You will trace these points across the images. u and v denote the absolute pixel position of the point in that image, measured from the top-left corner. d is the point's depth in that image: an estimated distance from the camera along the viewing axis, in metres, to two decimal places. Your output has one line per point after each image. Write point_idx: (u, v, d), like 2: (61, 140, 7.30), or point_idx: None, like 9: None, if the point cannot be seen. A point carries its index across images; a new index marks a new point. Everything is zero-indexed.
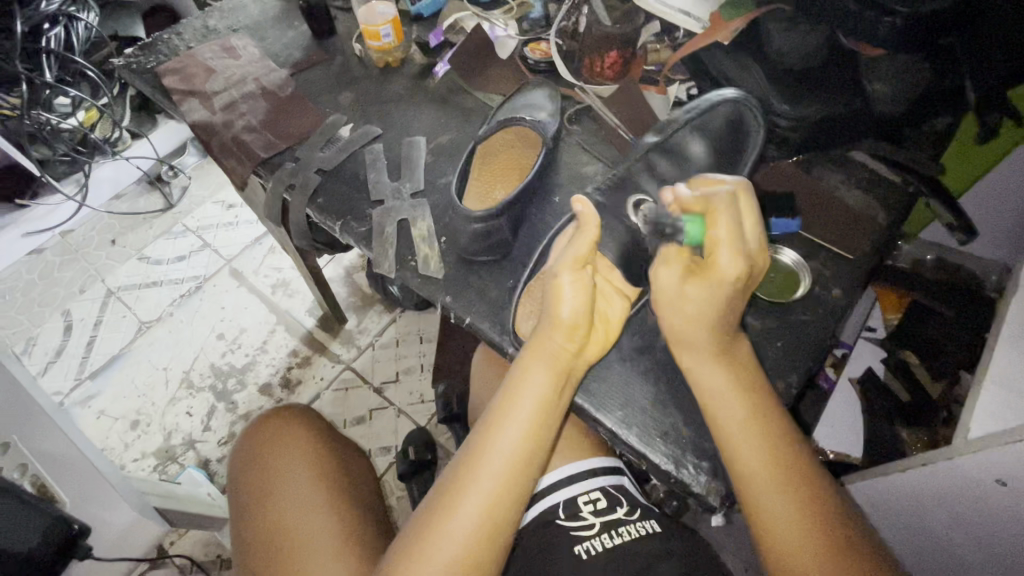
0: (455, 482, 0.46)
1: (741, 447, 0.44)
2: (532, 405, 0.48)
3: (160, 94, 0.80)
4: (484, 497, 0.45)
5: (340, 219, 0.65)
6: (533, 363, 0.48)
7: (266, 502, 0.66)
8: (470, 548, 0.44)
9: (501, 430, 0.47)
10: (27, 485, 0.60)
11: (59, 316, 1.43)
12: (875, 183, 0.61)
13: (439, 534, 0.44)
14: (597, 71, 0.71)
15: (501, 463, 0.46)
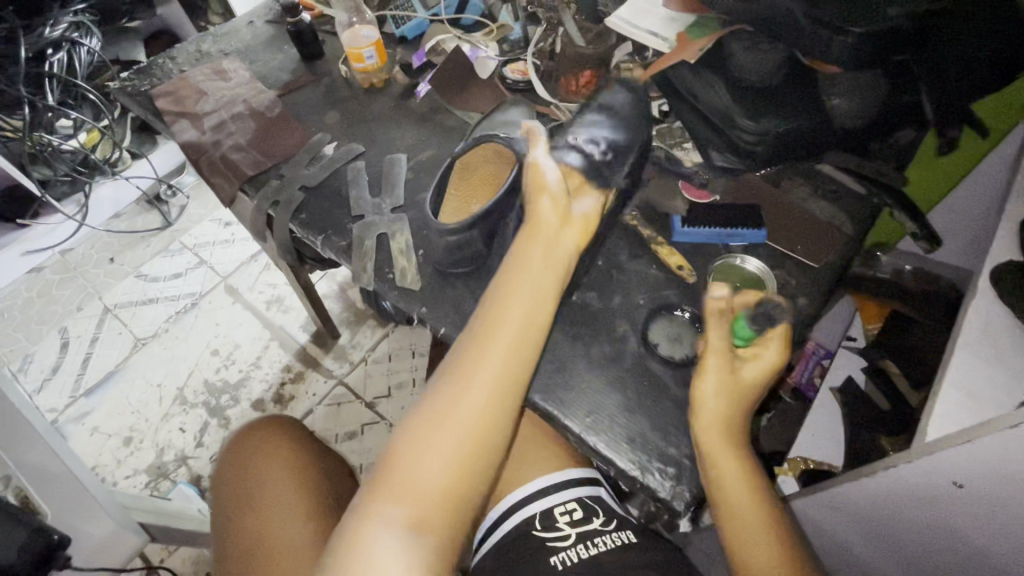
0: (423, 436, 0.45)
1: (735, 496, 0.46)
2: (498, 364, 0.47)
3: (152, 115, 0.82)
4: (451, 455, 0.44)
5: (321, 234, 0.67)
6: (500, 321, 0.49)
7: (250, 510, 0.68)
8: (460, 468, 0.44)
9: (490, 354, 0.48)
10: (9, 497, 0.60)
11: (55, 334, 1.45)
12: (840, 195, 0.63)
13: (432, 454, 0.44)
14: (572, 89, 0.75)
15: (467, 419, 0.45)
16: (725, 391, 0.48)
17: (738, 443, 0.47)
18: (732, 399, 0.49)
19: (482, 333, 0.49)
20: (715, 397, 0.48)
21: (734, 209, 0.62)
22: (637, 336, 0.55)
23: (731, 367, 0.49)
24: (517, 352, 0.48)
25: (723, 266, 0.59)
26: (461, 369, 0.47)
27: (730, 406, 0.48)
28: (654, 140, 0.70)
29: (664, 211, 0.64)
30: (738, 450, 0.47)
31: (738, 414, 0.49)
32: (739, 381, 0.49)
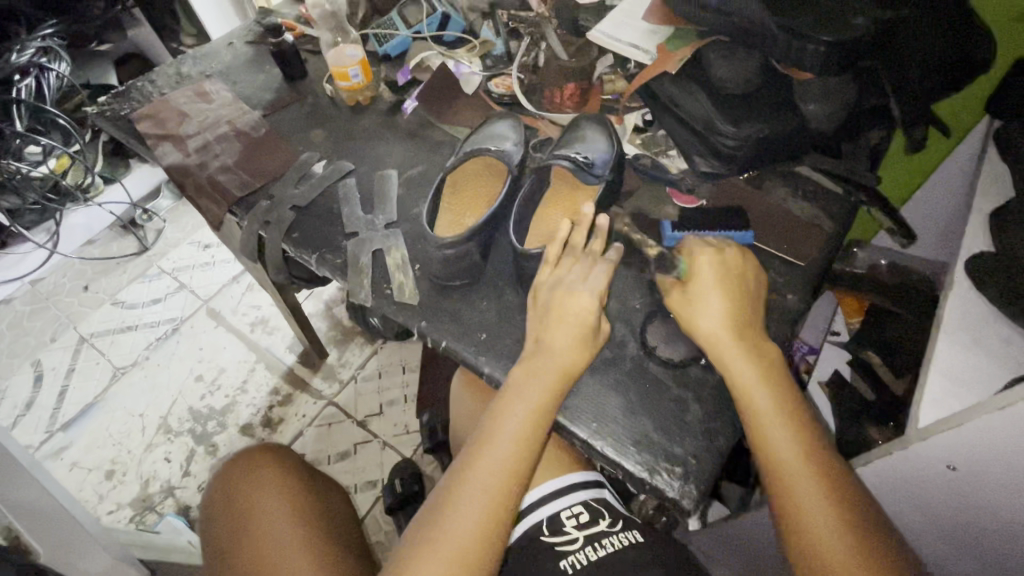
0: (445, 498, 0.48)
1: (787, 465, 0.45)
2: (514, 435, 0.50)
3: (133, 139, 0.81)
4: (471, 515, 0.47)
5: (315, 252, 0.67)
6: (510, 404, 0.51)
7: (244, 544, 0.65)
8: (482, 519, 0.47)
9: (512, 409, 0.50)
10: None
11: (29, 367, 1.40)
12: (820, 194, 0.65)
13: (456, 504, 0.47)
14: (558, 101, 0.77)
15: (494, 473, 0.48)
16: (745, 350, 0.49)
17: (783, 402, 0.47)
18: (764, 362, 0.49)
19: (505, 403, 0.51)
20: (741, 360, 0.49)
21: (721, 213, 0.64)
22: (636, 339, 0.57)
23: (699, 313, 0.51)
24: (534, 422, 0.50)
25: None
26: (490, 424, 0.51)
27: (757, 368, 0.48)
28: (639, 148, 0.72)
29: (654, 216, 0.65)
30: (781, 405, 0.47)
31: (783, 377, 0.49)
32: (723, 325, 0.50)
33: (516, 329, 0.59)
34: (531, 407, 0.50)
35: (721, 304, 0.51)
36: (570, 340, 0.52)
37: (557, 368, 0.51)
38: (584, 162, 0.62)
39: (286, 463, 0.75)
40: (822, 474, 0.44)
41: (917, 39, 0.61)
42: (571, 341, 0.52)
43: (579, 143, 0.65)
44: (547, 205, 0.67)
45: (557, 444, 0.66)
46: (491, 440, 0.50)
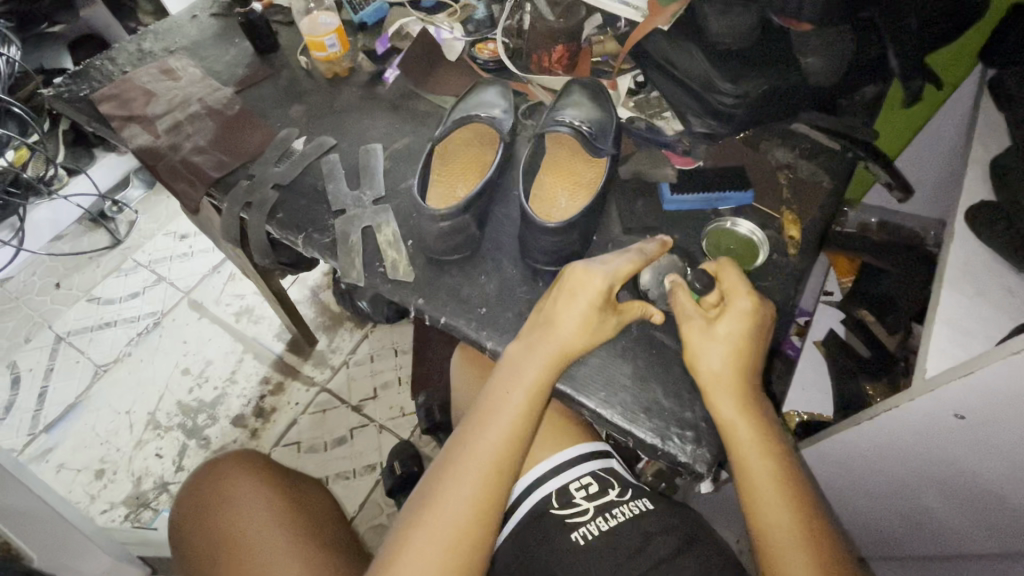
0: (436, 481, 0.47)
1: (745, 450, 0.46)
2: (510, 414, 0.48)
3: (98, 122, 0.77)
4: (458, 496, 0.46)
5: (301, 232, 0.64)
6: (508, 386, 0.49)
7: (233, 558, 0.64)
8: (477, 488, 0.46)
9: (508, 378, 0.49)
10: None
11: (4, 370, 1.34)
12: (817, 152, 0.64)
13: (452, 477, 0.47)
14: (546, 66, 0.74)
15: (491, 441, 0.48)
16: (727, 354, 0.48)
17: (752, 409, 0.47)
18: (746, 379, 0.48)
19: (504, 372, 0.50)
20: (717, 363, 0.48)
21: (721, 174, 0.62)
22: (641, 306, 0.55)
23: (710, 328, 0.49)
24: (530, 400, 0.48)
25: (716, 228, 0.60)
26: (489, 395, 0.50)
27: (738, 374, 0.47)
28: (633, 111, 0.69)
29: (652, 180, 0.63)
30: (755, 419, 0.47)
31: (753, 384, 0.48)
32: (724, 338, 0.48)
33: (517, 302, 0.57)
34: (523, 385, 0.49)
35: (733, 327, 0.48)
36: (581, 309, 0.50)
37: (560, 342, 0.50)
38: (589, 132, 0.59)
39: (262, 467, 0.74)
40: (784, 481, 0.45)
41: None
42: (580, 311, 0.50)
43: (571, 109, 0.63)
44: (546, 173, 0.63)
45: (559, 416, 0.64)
46: (484, 422, 0.48)
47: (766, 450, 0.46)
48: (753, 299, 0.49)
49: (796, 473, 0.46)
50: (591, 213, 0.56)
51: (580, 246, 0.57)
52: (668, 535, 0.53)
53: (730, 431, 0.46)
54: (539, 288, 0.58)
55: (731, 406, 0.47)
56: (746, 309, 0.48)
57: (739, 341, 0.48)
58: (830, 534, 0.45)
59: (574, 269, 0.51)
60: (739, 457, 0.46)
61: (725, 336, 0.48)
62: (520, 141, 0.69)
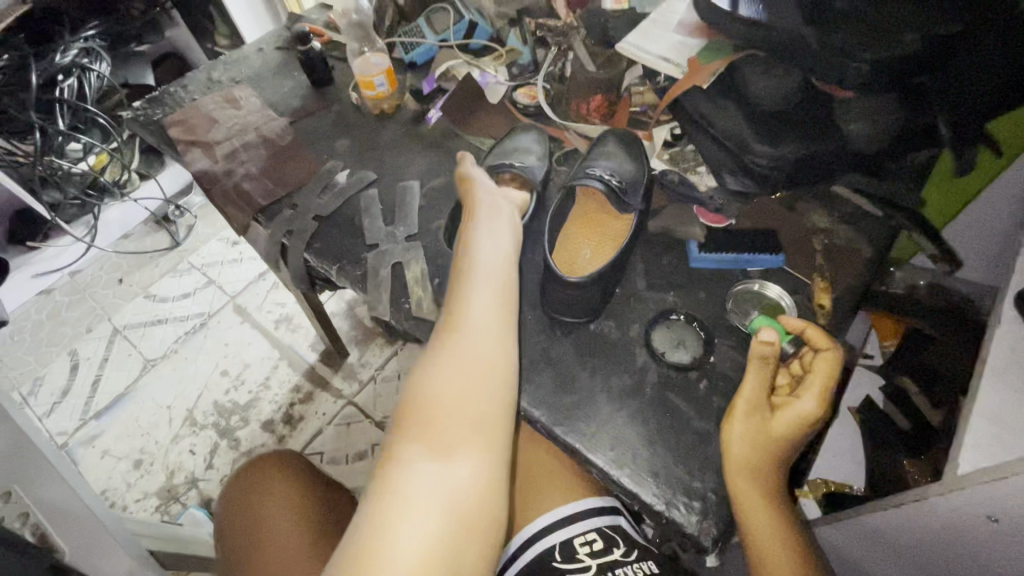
0: (428, 397, 0.48)
1: (764, 540, 0.44)
2: (483, 321, 0.51)
3: (165, 145, 0.83)
4: (462, 396, 0.48)
5: (335, 263, 0.67)
6: (467, 291, 0.53)
7: (252, 559, 0.67)
8: (472, 395, 0.48)
9: (473, 294, 0.53)
10: (27, 535, 0.61)
11: (65, 356, 1.45)
12: (859, 217, 0.63)
13: (448, 382, 0.48)
14: (584, 112, 0.75)
15: (476, 353, 0.50)
16: (756, 445, 0.46)
17: (773, 498, 0.45)
18: (769, 469, 0.45)
19: (464, 287, 0.54)
20: (747, 451, 0.46)
21: (752, 237, 0.61)
22: (658, 365, 0.54)
23: (763, 417, 0.47)
24: (501, 300, 0.53)
25: (743, 291, 0.59)
26: (457, 312, 0.52)
27: (764, 463, 0.45)
28: (667, 163, 0.69)
29: (681, 236, 0.63)
30: (776, 509, 0.45)
31: (776, 470, 0.46)
32: (772, 431, 0.46)
33: (534, 350, 0.57)
34: (485, 286, 0.53)
35: (786, 428, 0.45)
36: (492, 239, 0.57)
37: (479, 259, 0.55)
38: (617, 187, 0.60)
39: (289, 469, 0.76)
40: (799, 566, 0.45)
41: (996, 55, 0.54)
42: (501, 237, 0.58)
43: (604, 160, 0.65)
44: (573, 225, 0.64)
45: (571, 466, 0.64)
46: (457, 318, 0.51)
47: (783, 543, 0.45)
48: (820, 403, 0.45)
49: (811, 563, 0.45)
50: (614, 268, 0.57)
51: (601, 300, 0.57)
52: None
53: (749, 520, 0.44)
54: (557, 338, 0.57)
55: (755, 499, 0.45)
56: (816, 402, 0.45)
57: (780, 435, 0.46)
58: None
59: (474, 226, 0.58)
60: (752, 548, 0.45)
61: (776, 429, 0.46)
62: (552, 187, 0.71)
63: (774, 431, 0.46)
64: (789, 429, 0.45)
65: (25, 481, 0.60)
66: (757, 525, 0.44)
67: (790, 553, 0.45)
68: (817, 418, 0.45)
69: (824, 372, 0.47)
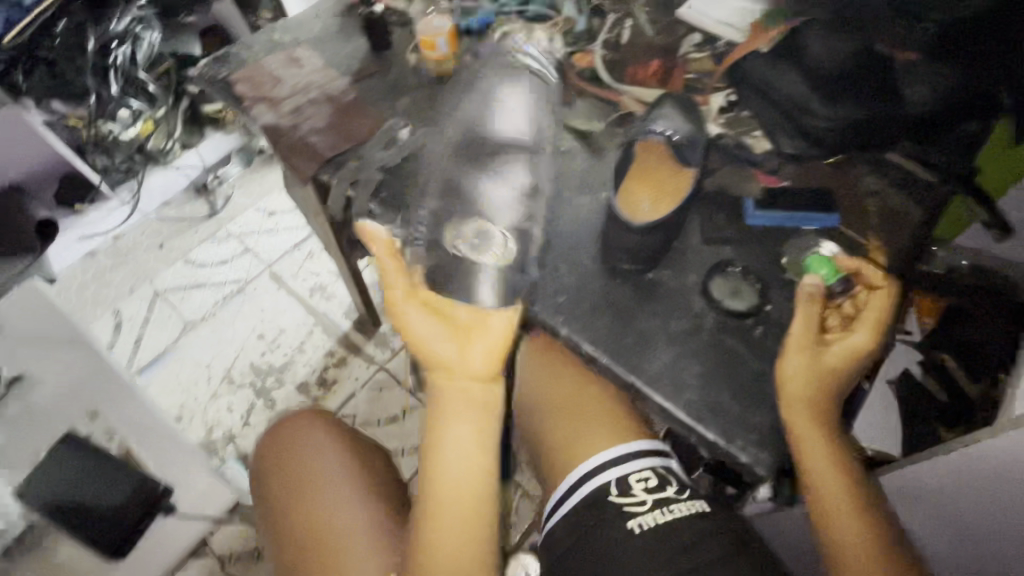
0: (434, 498, 0.56)
1: (817, 469, 0.49)
2: (471, 418, 0.59)
3: (232, 100, 0.87)
4: (459, 487, 0.57)
5: (400, 212, 0.70)
6: (444, 415, 0.59)
7: (305, 503, 0.71)
8: (467, 483, 0.57)
9: (455, 394, 0.59)
10: (116, 449, 0.74)
11: (110, 316, 1.50)
12: (910, 182, 0.64)
13: (445, 481, 0.57)
14: (640, 77, 0.77)
15: (460, 450, 0.58)
16: (808, 370, 0.50)
17: (823, 427, 0.50)
18: (821, 402, 0.50)
19: (444, 395, 0.59)
20: (798, 377, 0.50)
21: (809, 197, 0.63)
22: (715, 312, 0.57)
23: (814, 351, 0.51)
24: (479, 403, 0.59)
25: (799, 246, 0.61)
26: (439, 415, 0.59)
27: (814, 394, 0.50)
28: (723, 128, 0.71)
29: (737, 195, 0.65)
30: (825, 438, 0.50)
31: (825, 402, 0.51)
32: (823, 364, 0.51)
33: (593, 296, 0.60)
34: (455, 381, 0.59)
35: (835, 364, 0.51)
36: (421, 315, 0.60)
37: (442, 363, 0.59)
38: (678, 142, 0.65)
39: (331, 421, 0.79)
40: (852, 494, 0.49)
41: None
42: (427, 319, 0.60)
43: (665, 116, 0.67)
44: (633, 178, 0.65)
45: (623, 415, 0.69)
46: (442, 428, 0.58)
47: (837, 473, 0.49)
48: (872, 337, 0.51)
49: (864, 491, 0.50)
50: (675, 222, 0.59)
51: (662, 247, 0.59)
52: (721, 538, 0.55)
53: (800, 452, 0.49)
54: (615, 285, 0.60)
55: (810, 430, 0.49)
56: (869, 334, 0.51)
57: (831, 369, 0.51)
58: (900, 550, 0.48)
59: (404, 310, 0.60)
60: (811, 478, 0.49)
61: (825, 364, 0.51)
62: (608, 149, 0.73)
63: (828, 364, 0.51)
64: (840, 359, 0.51)
65: (109, 404, 0.75)
66: (809, 452, 0.49)
67: (843, 480, 0.49)
68: (868, 348, 0.51)
69: (876, 307, 0.52)
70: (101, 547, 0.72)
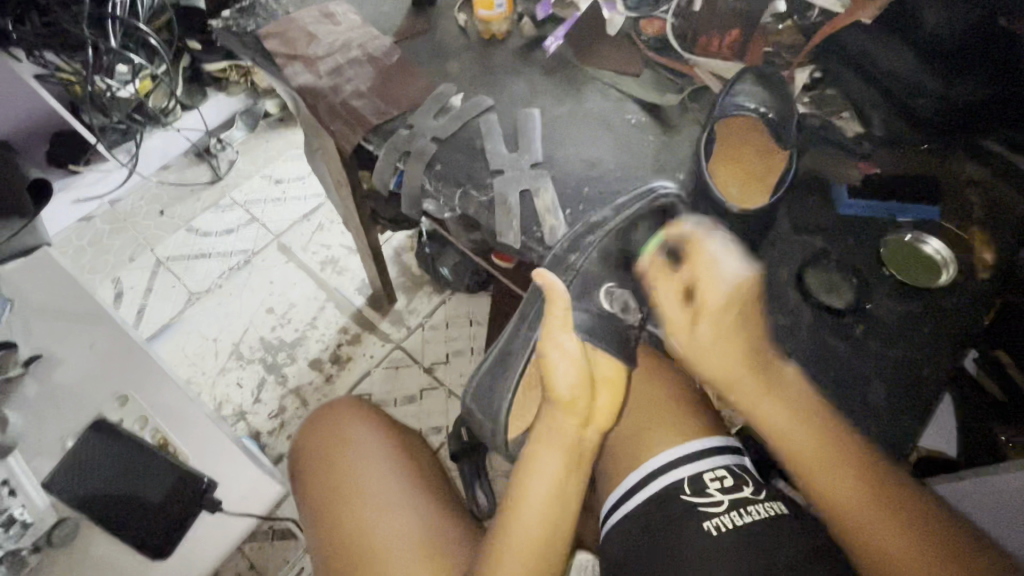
0: (501, 540, 0.52)
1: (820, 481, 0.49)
2: (561, 454, 0.54)
3: (262, 58, 0.77)
4: (534, 527, 0.52)
5: (458, 187, 0.65)
6: (540, 445, 0.55)
7: (347, 500, 0.66)
8: (543, 531, 0.52)
9: (550, 430, 0.55)
10: (148, 436, 0.65)
11: (109, 285, 1.37)
12: (1012, 172, 0.60)
13: (519, 523, 0.52)
14: (713, 49, 0.71)
15: (543, 494, 0.53)
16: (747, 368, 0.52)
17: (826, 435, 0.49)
18: (792, 398, 0.51)
19: (539, 434, 0.56)
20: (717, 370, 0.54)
21: (903, 183, 0.60)
22: (811, 307, 0.54)
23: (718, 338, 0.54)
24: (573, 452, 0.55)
25: (895, 240, 0.58)
26: (530, 455, 0.55)
27: (797, 411, 0.50)
28: (809, 106, 0.65)
29: (828, 180, 0.62)
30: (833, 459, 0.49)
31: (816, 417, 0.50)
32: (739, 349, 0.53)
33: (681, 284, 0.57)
34: (569, 425, 0.55)
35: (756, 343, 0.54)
36: (568, 365, 0.56)
37: (562, 402, 0.55)
38: (775, 119, 0.61)
39: (367, 413, 0.76)
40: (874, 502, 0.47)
41: None
42: (575, 376, 0.56)
43: (750, 81, 0.64)
44: (720, 160, 0.65)
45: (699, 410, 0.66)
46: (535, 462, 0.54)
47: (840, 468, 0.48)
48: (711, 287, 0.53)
49: (882, 473, 0.48)
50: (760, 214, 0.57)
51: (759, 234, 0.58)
52: (803, 542, 0.52)
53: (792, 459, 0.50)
54: None
55: (784, 425, 0.50)
56: (713, 324, 0.53)
57: (766, 367, 0.52)
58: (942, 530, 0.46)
59: (550, 355, 0.56)
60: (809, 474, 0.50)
61: (763, 362, 0.52)
62: (681, 125, 0.68)
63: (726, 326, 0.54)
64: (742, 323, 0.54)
65: (140, 388, 0.67)
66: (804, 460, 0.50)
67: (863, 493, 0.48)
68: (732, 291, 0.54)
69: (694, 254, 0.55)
70: (142, 549, 0.60)
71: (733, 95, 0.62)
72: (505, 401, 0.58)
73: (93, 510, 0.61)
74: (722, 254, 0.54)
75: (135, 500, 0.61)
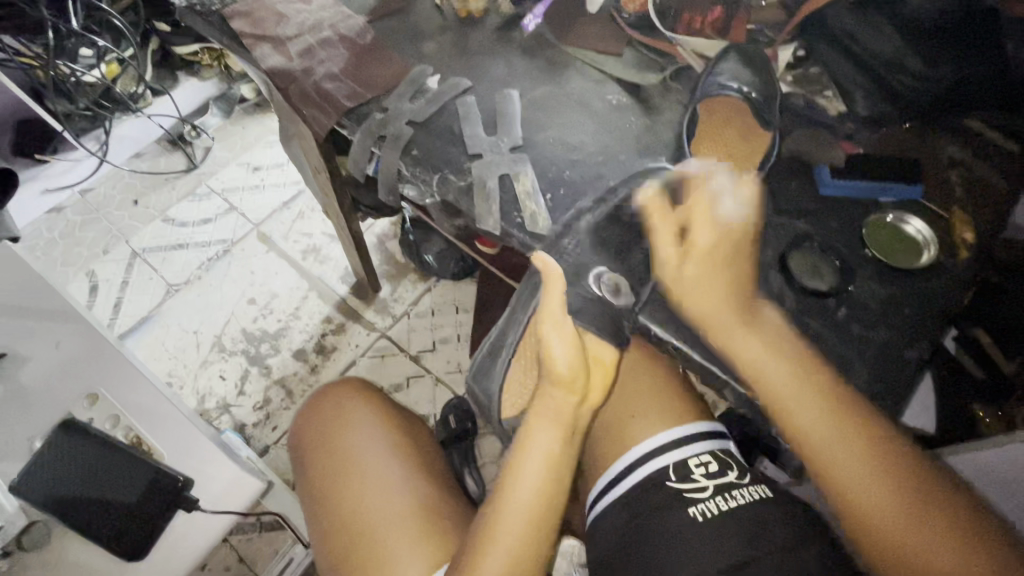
0: (493, 520, 0.50)
1: (804, 424, 0.47)
2: (558, 429, 0.52)
3: (228, 39, 0.73)
4: (534, 503, 0.50)
5: (436, 172, 0.63)
6: (538, 422, 0.53)
7: (344, 481, 0.66)
8: (539, 510, 0.50)
9: (548, 406, 0.53)
10: (122, 436, 0.63)
11: (83, 277, 1.33)
12: (994, 151, 0.60)
13: (512, 503, 0.50)
14: (696, 27, 0.69)
15: (539, 473, 0.51)
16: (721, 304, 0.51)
17: (812, 387, 0.48)
18: (781, 347, 0.49)
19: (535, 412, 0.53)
20: (705, 310, 0.51)
21: (888, 165, 0.60)
22: (794, 290, 0.54)
23: (680, 260, 0.53)
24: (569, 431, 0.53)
25: (879, 222, 0.57)
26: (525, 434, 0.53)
27: (788, 364, 0.48)
28: (790, 85, 0.65)
29: (810, 161, 0.61)
30: (819, 411, 0.47)
31: (814, 365, 0.49)
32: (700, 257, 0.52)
33: None
34: (568, 403, 0.53)
35: (715, 241, 0.53)
36: (564, 347, 0.53)
37: (559, 381, 0.53)
38: (758, 100, 0.61)
39: (366, 395, 0.75)
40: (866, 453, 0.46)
41: None
42: (571, 352, 0.53)
43: (733, 60, 0.63)
44: (703, 144, 0.64)
45: (685, 397, 0.66)
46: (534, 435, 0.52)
47: (844, 442, 0.46)
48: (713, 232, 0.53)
49: (877, 443, 0.46)
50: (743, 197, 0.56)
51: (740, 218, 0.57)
52: (787, 525, 0.52)
53: (771, 397, 0.48)
54: None
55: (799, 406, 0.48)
56: (700, 265, 0.52)
57: (755, 324, 0.50)
58: (944, 499, 0.44)
59: (545, 333, 0.54)
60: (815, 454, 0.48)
61: (752, 318, 0.51)
62: (665, 105, 0.67)
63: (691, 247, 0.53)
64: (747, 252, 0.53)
65: (112, 387, 0.65)
66: (789, 409, 0.48)
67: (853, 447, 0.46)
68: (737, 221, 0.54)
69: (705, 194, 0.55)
70: (115, 551, 0.59)
71: (715, 75, 0.61)
72: (498, 375, 0.58)
73: (63, 513, 0.59)
74: (722, 194, 0.55)
75: (113, 502, 0.60)
